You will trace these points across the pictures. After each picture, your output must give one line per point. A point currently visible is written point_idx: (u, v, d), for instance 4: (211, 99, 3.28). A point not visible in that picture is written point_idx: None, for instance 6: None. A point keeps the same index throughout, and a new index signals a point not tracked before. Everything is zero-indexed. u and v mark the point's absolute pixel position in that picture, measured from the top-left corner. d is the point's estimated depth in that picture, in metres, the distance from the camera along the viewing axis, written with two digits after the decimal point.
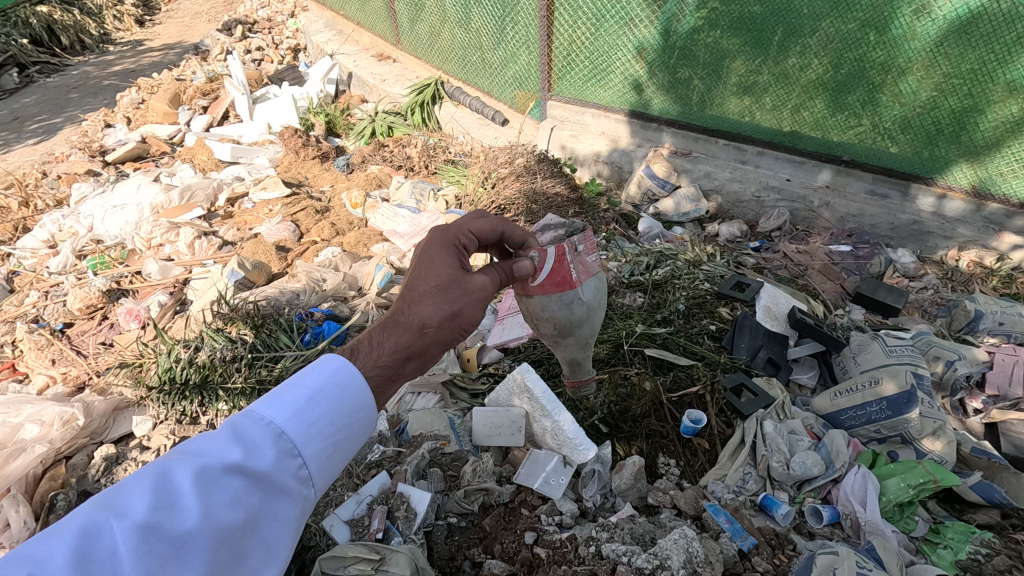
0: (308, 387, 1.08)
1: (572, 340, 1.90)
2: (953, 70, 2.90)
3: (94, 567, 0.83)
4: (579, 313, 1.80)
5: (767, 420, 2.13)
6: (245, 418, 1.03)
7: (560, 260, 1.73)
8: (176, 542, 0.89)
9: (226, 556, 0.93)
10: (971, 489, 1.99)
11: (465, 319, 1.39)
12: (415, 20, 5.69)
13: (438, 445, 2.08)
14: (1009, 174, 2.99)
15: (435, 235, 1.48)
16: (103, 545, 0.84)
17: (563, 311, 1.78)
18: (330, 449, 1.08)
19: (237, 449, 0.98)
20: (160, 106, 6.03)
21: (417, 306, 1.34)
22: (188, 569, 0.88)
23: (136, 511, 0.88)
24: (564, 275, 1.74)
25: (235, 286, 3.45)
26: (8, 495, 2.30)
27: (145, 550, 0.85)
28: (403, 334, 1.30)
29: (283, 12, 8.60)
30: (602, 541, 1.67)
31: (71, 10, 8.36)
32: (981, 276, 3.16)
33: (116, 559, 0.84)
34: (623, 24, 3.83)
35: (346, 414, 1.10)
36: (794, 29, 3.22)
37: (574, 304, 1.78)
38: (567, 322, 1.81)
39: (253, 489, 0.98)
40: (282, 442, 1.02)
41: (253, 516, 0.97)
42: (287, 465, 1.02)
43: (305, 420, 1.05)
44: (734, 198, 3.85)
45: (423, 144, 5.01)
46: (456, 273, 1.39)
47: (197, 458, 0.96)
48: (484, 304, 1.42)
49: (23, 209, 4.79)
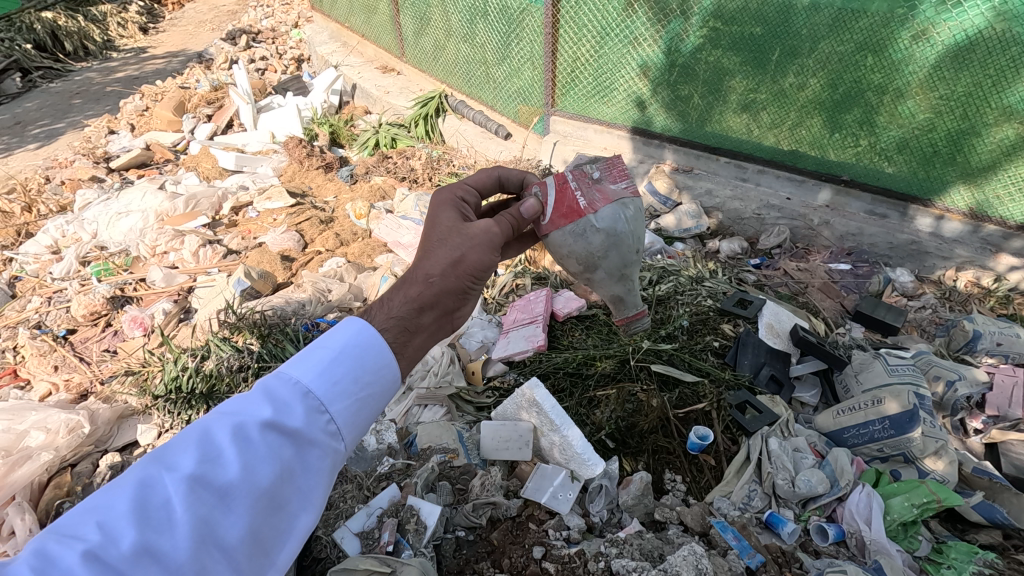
0: (333, 348, 1.07)
1: (602, 275, 1.87)
2: (948, 93, 2.96)
3: (152, 514, 0.88)
4: (597, 243, 1.77)
5: (772, 437, 2.16)
6: (275, 377, 1.03)
7: (561, 190, 1.73)
8: (220, 493, 0.92)
9: (268, 506, 0.96)
10: (973, 508, 2.02)
11: (473, 264, 1.41)
12: (420, 33, 5.74)
13: (447, 458, 2.08)
14: (1005, 198, 3.06)
15: (435, 197, 1.58)
16: (155, 496, 0.89)
17: (579, 242, 1.75)
18: (357, 405, 1.07)
19: (269, 407, 0.99)
20: (164, 113, 6.06)
21: (423, 261, 1.38)
22: (232, 516, 0.92)
23: (183, 465, 0.92)
24: (570, 204, 1.73)
25: (241, 296, 3.48)
26: (14, 502, 2.32)
27: (193, 500, 0.90)
28: (412, 285, 1.32)
29: (288, 23, 8.69)
30: (611, 557, 1.69)
31: (75, 16, 8.42)
32: (979, 296, 3.20)
33: (169, 506, 0.89)
34: (627, 43, 3.89)
35: (370, 372, 1.09)
36: (793, 51, 3.28)
37: (588, 233, 1.74)
38: (588, 255, 1.79)
39: (287, 444, 0.99)
40: (310, 400, 1.02)
41: (290, 469, 0.98)
42: (317, 421, 1.02)
43: (330, 377, 1.04)
44: (735, 215, 3.89)
45: (427, 157, 5.11)
46: (454, 224, 1.45)
47: (234, 416, 0.99)
48: (488, 249, 1.44)
49: (26, 215, 4.80)
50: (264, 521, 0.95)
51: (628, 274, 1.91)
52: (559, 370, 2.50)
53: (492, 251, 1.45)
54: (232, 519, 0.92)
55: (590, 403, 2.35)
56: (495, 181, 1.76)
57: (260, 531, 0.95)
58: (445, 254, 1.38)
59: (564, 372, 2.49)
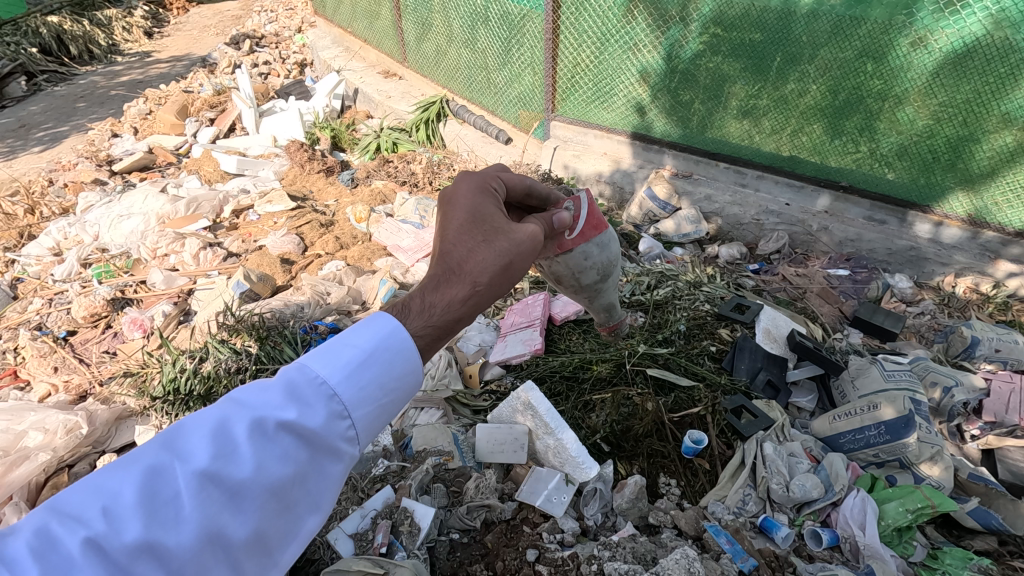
0: (362, 349, 1.07)
1: (607, 283, 2.02)
2: (947, 100, 2.97)
3: (159, 506, 0.89)
4: (613, 252, 1.95)
5: (767, 442, 2.15)
6: (300, 373, 1.03)
7: (590, 205, 1.84)
8: (231, 491, 0.93)
9: (277, 507, 0.97)
10: (969, 515, 2.01)
11: (513, 270, 1.38)
12: (422, 39, 5.78)
13: (441, 461, 2.09)
14: (1003, 204, 3.07)
15: (469, 187, 1.48)
16: (165, 488, 0.90)
17: (603, 253, 1.90)
18: (377, 411, 1.07)
19: (292, 407, 0.99)
20: (168, 117, 6.10)
21: (468, 261, 1.30)
22: (240, 516, 0.93)
23: (197, 458, 0.93)
24: (597, 218, 1.86)
25: (241, 298, 3.50)
26: (11, 502, 2.33)
27: (202, 497, 0.91)
28: (457, 289, 1.26)
29: (291, 28, 8.75)
30: (604, 560, 1.70)
31: (80, 21, 8.51)
32: (978, 302, 3.21)
33: (178, 501, 0.89)
34: (627, 49, 3.91)
35: (395, 378, 1.09)
36: (793, 57, 3.28)
37: (608, 245, 1.92)
38: (605, 265, 1.94)
39: (302, 447, 0.99)
40: (333, 403, 1.02)
41: (302, 472, 0.99)
42: (336, 426, 1.02)
43: (357, 383, 1.04)
44: (734, 221, 3.91)
45: (428, 161, 5.12)
46: (499, 225, 1.39)
47: (253, 411, 0.98)
48: (529, 257, 1.43)
49: (29, 217, 4.83)
50: (271, 522, 0.96)
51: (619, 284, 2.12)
52: (555, 374, 2.52)
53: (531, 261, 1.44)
54: (240, 520, 0.93)
55: (585, 407, 2.35)
56: (524, 190, 1.67)
57: (266, 532, 0.96)
58: (494, 258, 1.33)
59: (560, 376, 2.50)
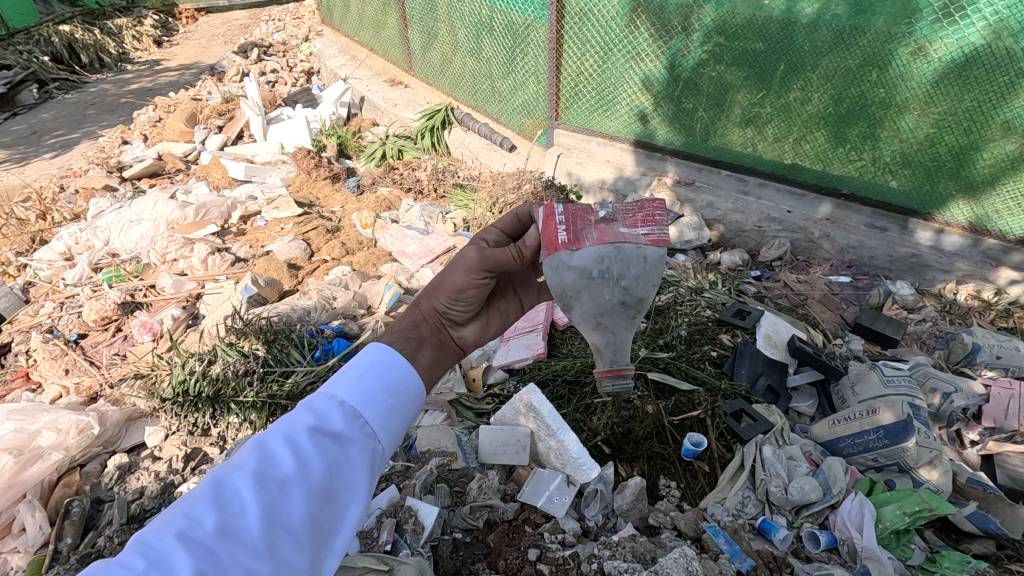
0: (360, 366, 1.15)
1: (578, 316, 1.52)
2: (947, 109, 3.01)
3: (226, 504, 0.94)
4: (570, 281, 1.44)
5: (766, 445, 2.17)
6: (315, 394, 1.11)
7: (546, 221, 1.44)
8: (279, 484, 0.97)
9: (323, 496, 0.99)
10: (966, 519, 2.02)
11: (452, 283, 1.43)
12: (427, 48, 5.86)
13: (445, 461, 2.14)
14: (1004, 212, 3.10)
15: None
16: (226, 489, 0.96)
17: (551, 278, 1.44)
18: (387, 412, 1.12)
19: (313, 414, 1.05)
20: (177, 124, 6.19)
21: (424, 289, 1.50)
22: (293, 502, 0.96)
23: (246, 463, 0.99)
24: (548, 236, 1.42)
25: (248, 302, 3.56)
26: (24, 500, 2.38)
27: (259, 490, 0.95)
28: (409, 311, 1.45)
29: (298, 36, 8.88)
30: (604, 559, 1.72)
31: (91, 30, 8.68)
32: (979, 310, 3.28)
33: (239, 496, 0.95)
34: (629, 57, 3.96)
35: (395, 382, 1.16)
36: (796, 66, 3.32)
37: (562, 270, 1.42)
38: (559, 292, 1.47)
39: (333, 441, 1.04)
40: (346, 407, 1.08)
41: (338, 463, 1.02)
42: (355, 424, 1.07)
43: (362, 390, 1.11)
44: (736, 228, 3.97)
45: (433, 168, 5.16)
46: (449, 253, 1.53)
47: (285, 424, 1.05)
48: (466, 267, 1.43)
49: (41, 223, 4.91)
50: (321, 510, 0.99)
51: (608, 324, 1.51)
52: (558, 378, 2.57)
53: (469, 273, 1.42)
54: (293, 504, 0.96)
55: (586, 410, 2.39)
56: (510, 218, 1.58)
57: (318, 520, 0.98)
58: (435, 280, 1.47)
59: (563, 380, 2.55)
